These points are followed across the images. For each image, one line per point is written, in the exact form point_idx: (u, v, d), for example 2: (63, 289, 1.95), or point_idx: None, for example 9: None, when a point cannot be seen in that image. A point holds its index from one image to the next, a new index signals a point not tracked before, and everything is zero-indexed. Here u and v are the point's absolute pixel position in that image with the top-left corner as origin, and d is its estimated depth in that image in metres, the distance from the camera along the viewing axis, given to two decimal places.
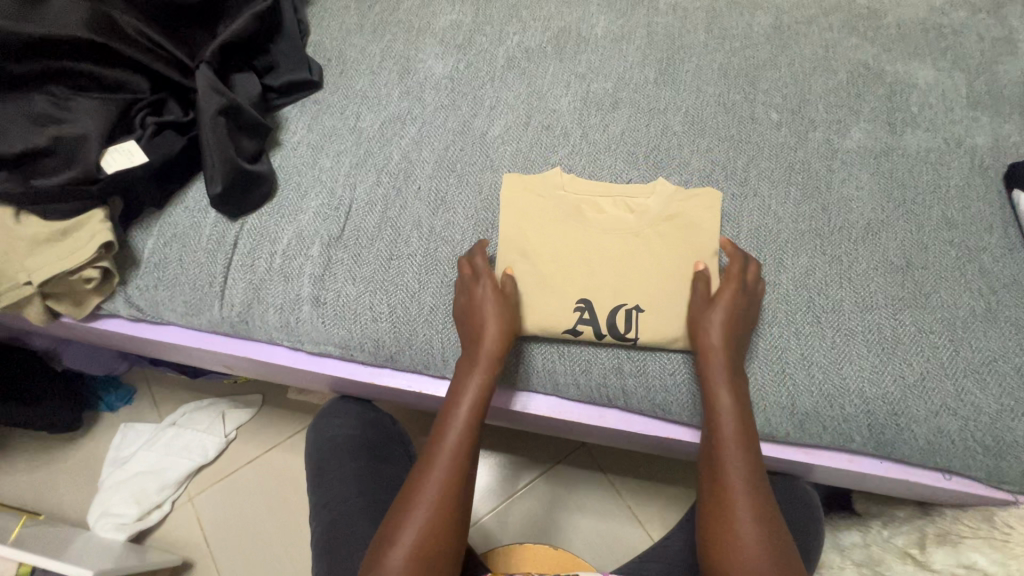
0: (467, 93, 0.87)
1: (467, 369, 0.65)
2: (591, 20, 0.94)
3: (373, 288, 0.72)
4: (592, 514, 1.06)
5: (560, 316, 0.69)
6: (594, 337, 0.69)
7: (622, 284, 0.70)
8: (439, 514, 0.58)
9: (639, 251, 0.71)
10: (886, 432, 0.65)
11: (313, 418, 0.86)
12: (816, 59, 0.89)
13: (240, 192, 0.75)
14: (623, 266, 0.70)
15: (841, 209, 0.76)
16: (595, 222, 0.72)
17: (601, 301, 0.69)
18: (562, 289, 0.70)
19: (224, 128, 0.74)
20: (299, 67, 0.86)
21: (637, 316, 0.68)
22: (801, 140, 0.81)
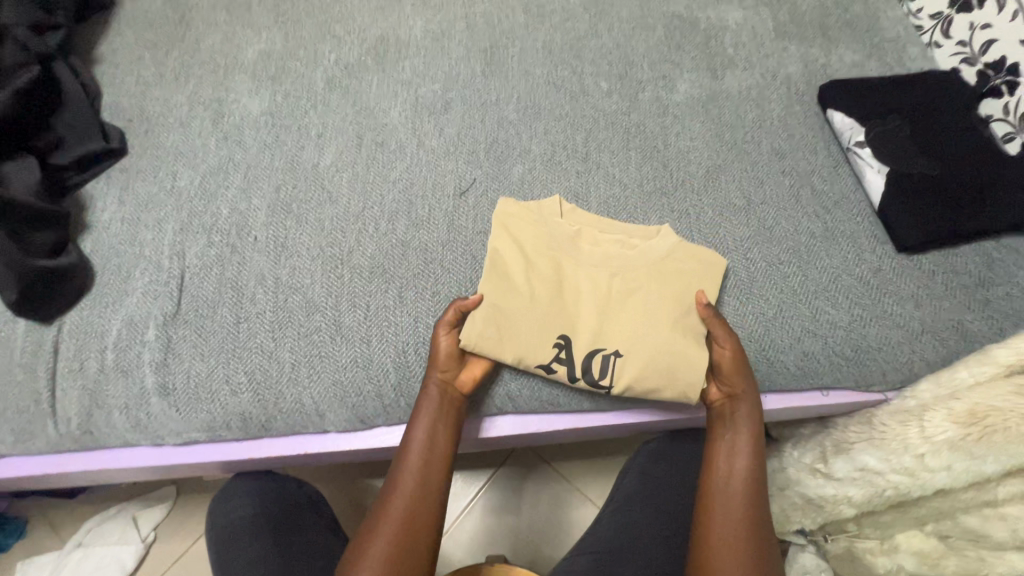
0: (291, 125, 0.81)
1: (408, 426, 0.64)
2: (408, 23, 0.91)
3: (225, 360, 0.66)
4: (538, 510, 1.06)
5: (535, 349, 0.64)
6: (567, 379, 0.64)
7: (606, 325, 0.65)
8: (408, 532, 0.60)
9: (636, 296, 0.66)
10: (760, 369, 0.67)
11: (210, 504, 0.79)
12: (633, 20, 0.90)
13: (46, 295, 0.66)
14: (611, 308, 0.66)
15: (680, 163, 0.77)
16: (586, 257, 0.69)
17: (580, 340, 0.65)
18: (542, 322, 0.65)
19: None
20: (93, 136, 0.77)
21: (614, 361, 0.64)
22: (632, 104, 0.82)
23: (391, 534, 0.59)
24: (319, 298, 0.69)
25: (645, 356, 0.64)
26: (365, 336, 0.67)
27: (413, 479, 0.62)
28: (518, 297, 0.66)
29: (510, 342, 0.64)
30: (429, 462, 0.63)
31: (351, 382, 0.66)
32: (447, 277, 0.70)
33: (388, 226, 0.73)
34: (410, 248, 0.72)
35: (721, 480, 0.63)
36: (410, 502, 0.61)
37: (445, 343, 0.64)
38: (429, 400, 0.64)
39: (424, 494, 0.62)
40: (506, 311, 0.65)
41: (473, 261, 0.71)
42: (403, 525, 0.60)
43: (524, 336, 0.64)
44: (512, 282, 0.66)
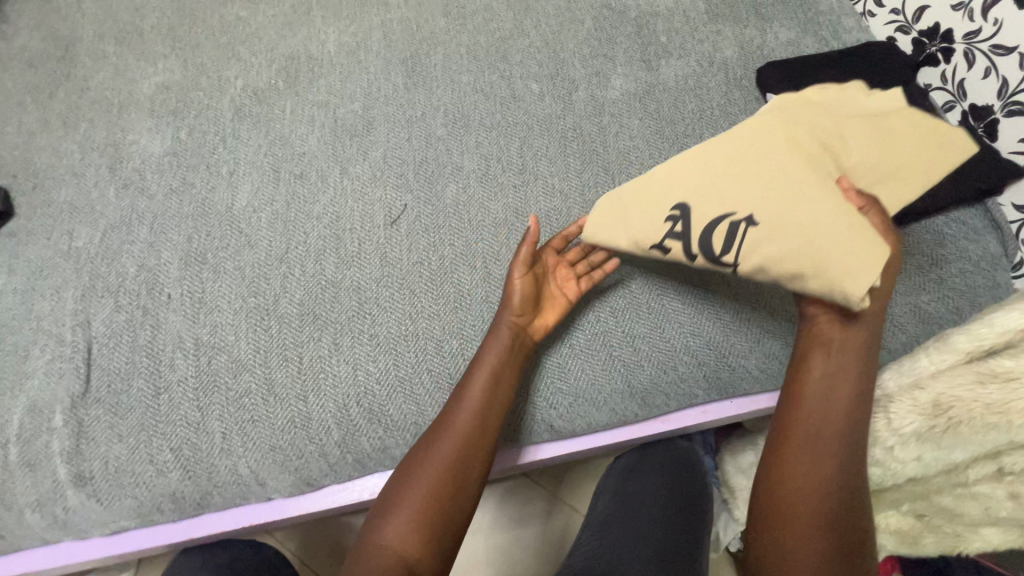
0: (198, 163, 0.74)
1: (471, 372, 0.60)
2: (320, 37, 0.84)
3: (146, 438, 0.60)
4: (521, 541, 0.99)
5: (645, 225, 0.59)
6: (682, 256, 0.58)
7: (752, 195, 0.56)
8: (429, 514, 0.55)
9: (793, 170, 0.55)
10: (722, 377, 0.65)
11: None
12: (560, 14, 0.84)
13: None
14: (761, 180, 0.56)
15: (622, 165, 0.73)
16: (740, 133, 0.60)
17: (704, 208, 0.57)
18: (647, 204, 0.59)
19: None
20: None
21: (745, 232, 0.55)
22: (566, 105, 0.77)
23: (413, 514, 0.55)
24: (246, 355, 0.63)
25: (803, 227, 0.53)
26: (300, 392, 0.62)
27: (469, 416, 0.59)
28: (654, 176, 0.61)
29: (626, 227, 0.60)
30: (471, 437, 0.58)
31: (290, 444, 0.61)
32: (384, 316, 0.65)
33: (316, 266, 0.67)
34: (341, 288, 0.66)
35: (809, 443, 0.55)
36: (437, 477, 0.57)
37: (519, 290, 0.62)
38: (496, 357, 0.60)
39: (456, 474, 0.57)
40: (631, 195, 0.61)
41: (411, 295, 0.66)
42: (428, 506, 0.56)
43: (632, 216, 0.60)
44: (694, 151, 0.61)
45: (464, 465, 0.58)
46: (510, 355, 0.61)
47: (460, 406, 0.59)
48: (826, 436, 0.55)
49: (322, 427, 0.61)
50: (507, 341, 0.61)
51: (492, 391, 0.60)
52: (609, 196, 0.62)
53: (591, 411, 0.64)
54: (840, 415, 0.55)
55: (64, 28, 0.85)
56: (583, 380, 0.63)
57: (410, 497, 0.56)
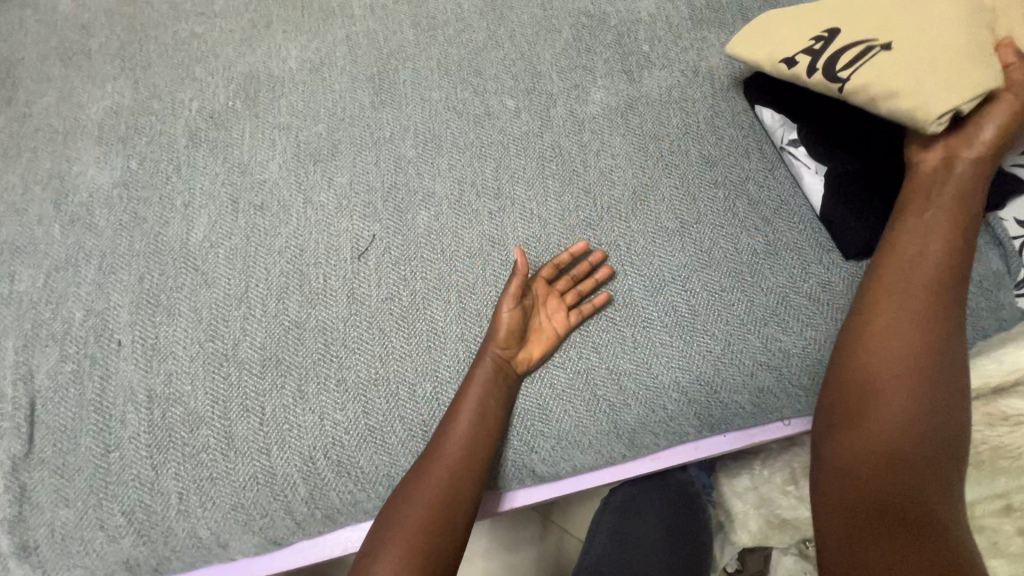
0: (151, 195, 0.69)
1: (463, 390, 0.58)
2: (280, 54, 0.78)
3: (95, 501, 0.56)
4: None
5: (795, 40, 0.60)
6: (806, 73, 0.59)
7: (868, 23, 0.57)
8: (423, 547, 0.52)
9: (931, 16, 0.54)
10: (714, 413, 0.61)
11: None
12: (536, 23, 0.80)
13: None
14: (883, 9, 0.57)
15: (604, 186, 0.69)
16: None
17: (851, 31, 0.57)
18: (799, 30, 0.61)
19: None
20: None
21: (868, 53, 0.55)
22: (544, 122, 0.73)
23: (405, 548, 0.52)
24: (203, 407, 0.59)
25: (903, 61, 0.54)
26: (263, 445, 0.58)
27: (462, 437, 0.56)
28: (801, 13, 0.62)
29: (766, 42, 0.63)
30: (464, 470, 0.56)
31: (253, 503, 0.57)
32: (353, 358, 0.61)
33: (279, 305, 0.63)
34: (306, 329, 0.62)
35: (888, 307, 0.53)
36: (430, 508, 0.54)
37: (510, 319, 0.60)
38: (484, 387, 0.58)
39: (451, 506, 0.54)
40: (794, 20, 0.62)
41: (381, 335, 0.62)
42: (421, 541, 0.52)
43: (781, 35, 0.62)
44: (834, 3, 0.61)
45: (459, 489, 0.55)
46: (505, 370, 0.59)
47: (453, 429, 0.56)
48: (909, 298, 0.52)
49: (287, 482, 0.57)
50: (499, 359, 0.59)
51: (485, 411, 0.57)
52: (795, 14, 0.62)
53: (576, 454, 0.60)
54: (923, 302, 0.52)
55: (4, 50, 0.79)
56: (566, 423, 0.59)
57: (402, 531, 0.53)
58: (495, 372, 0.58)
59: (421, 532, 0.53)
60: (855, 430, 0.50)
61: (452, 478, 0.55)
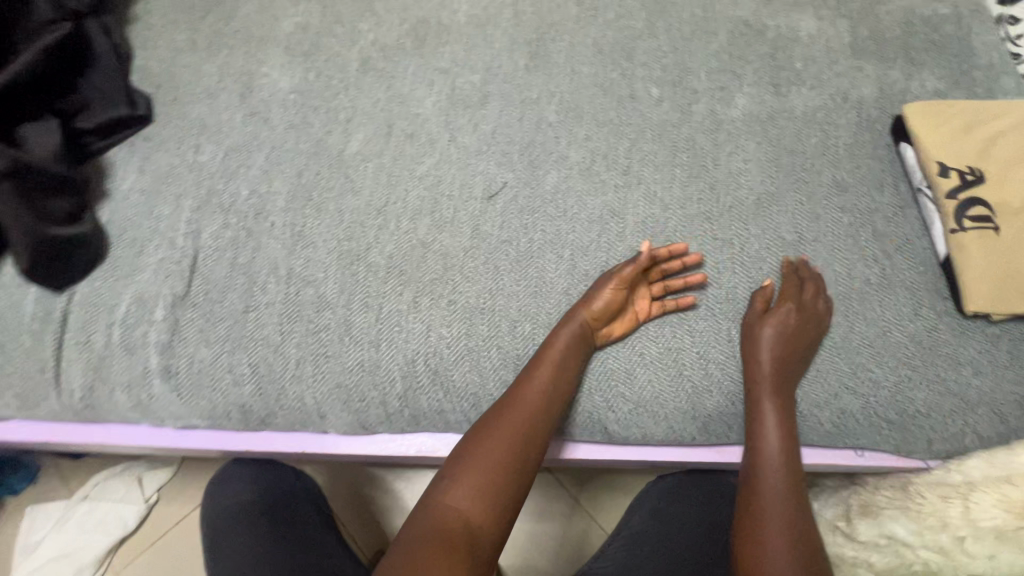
0: (320, 106, 0.77)
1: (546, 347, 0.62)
2: (452, 5, 0.85)
3: (230, 348, 0.65)
4: (530, 547, 0.94)
5: (950, 155, 0.66)
6: (952, 184, 0.65)
7: (999, 160, 0.65)
8: (490, 486, 0.57)
9: None
10: None
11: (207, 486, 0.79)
12: (695, 22, 0.82)
13: (58, 263, 0.64)
14: (1008, 157, 0.65)
15: (730, 187, 0.71)
16: None
17: (992, 173, 0.65)
18: (962, 145, 0.67)
19: (16, 194, 0.61)
20: (116, 102, 0.74)
21: (995, 209, 0.63)
22: (684, 115, 0.76)
23: (474, 482, 0.57)
24: (331, 294, 0.67)
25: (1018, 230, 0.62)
26: (375, 339, 0.65)
27: (540, 391, 0.60)
28: (958, 124, 0.68)
29: (937, 144, 0.67)
30: (535, 425, 0.60)
31: (355, 387, 0.64)
32: (466, 285, 0.67)
33: (410, 224, 0.70)
34: (430, 250, 0.68)
35: (766, 448, 0.59)
36: (501, 451, 0.58)
37: (603, 297, 0.62)
38: (562, 350, 0.61)
39: (517, 454, 0.59)
40: (953, 130, 0.68)
41: (494, 271, 0.67)
42: (490, 480, 0.57)
43: (947, 145, 0.67)
44: (986, 123, 0.68)
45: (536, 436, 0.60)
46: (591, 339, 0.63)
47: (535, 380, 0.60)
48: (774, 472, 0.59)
49: (387, 377, 0.64)
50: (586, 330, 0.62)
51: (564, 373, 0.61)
52: (948, 122, 0.68)
53: (648, 424, 0.63)
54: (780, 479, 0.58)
55: None
56: (647, 392, 0.63)
57: (472, 469, 0.58)
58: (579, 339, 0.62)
59: (495, 467, 0.58)
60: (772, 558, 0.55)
61: (519, 427, 0.59)
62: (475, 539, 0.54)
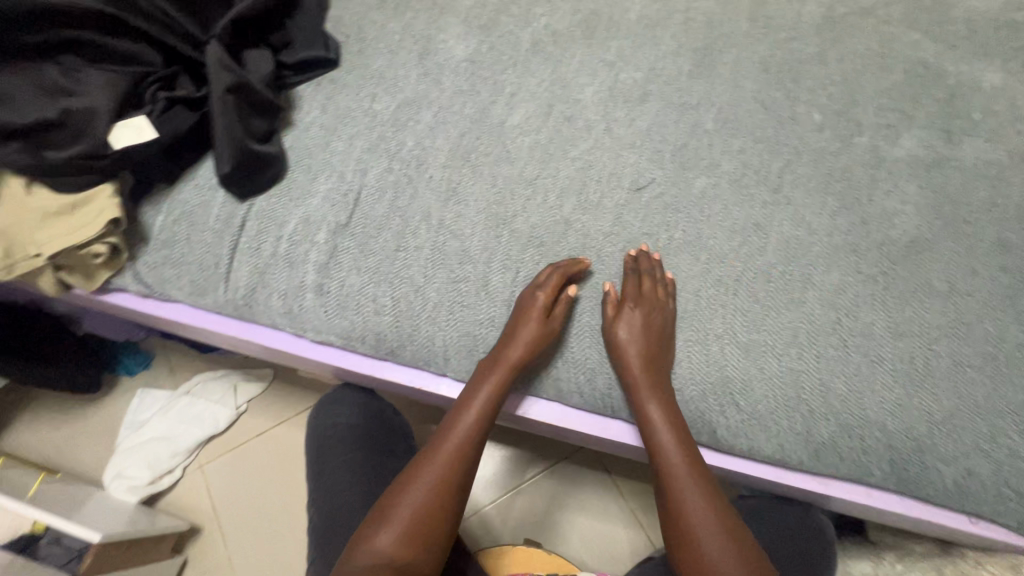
0: (488, 77, 0.82)
1: (477, 382, 0.66)
2: (626, 3, 0.87)
3: (378, 280, 0.71)
4: (575, 537, 1.05)
5: None
6: None
7: None
8: (417, 524, 0.59)
9: None
10: (909, 470, 0.61)
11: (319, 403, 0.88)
12: (869, 56, 0.81)
13: (249, 174, 0.73)
14: None
15: (882, 225, 0.70)
16: None
17: None
18: None
19: (234, 107, 0.70)
20: (316, 43, 0.82)
21: None
22: (844, 145, 0.75)
23: (403, 521, 0.59)
24: (475, 250, 0.71)
25: None
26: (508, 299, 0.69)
27: (444, 461, 0.63)
28: None
29: None
30: (449, 476, 0.62)
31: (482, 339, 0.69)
32: (601, 267, 0.70)
33: (556, 201, 0.73)
34: (572, 229, 0.72)
35: (676, 468, 0.60)
36: (433, 482, 0.62)
37: (527, 334, 0.64)
38: (487, 386, 0.65)
39: (443, 484, 0.62)
40: None
41: (629, 259, 0.70)
42: (414, 517, 0.60)
43: None
44: None
45: (459, 486, 0.63)
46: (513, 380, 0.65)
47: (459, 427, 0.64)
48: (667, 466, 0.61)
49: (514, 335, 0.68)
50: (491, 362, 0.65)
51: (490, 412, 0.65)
52: None
53: (757, 437, 0.63)
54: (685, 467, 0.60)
55: None
56: (762, 406, 0.63)
57: (403, 511, 0.60)
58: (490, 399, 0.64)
59: (427, 501, 0.61)
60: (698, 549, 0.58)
61: (454, 464, 0.63)
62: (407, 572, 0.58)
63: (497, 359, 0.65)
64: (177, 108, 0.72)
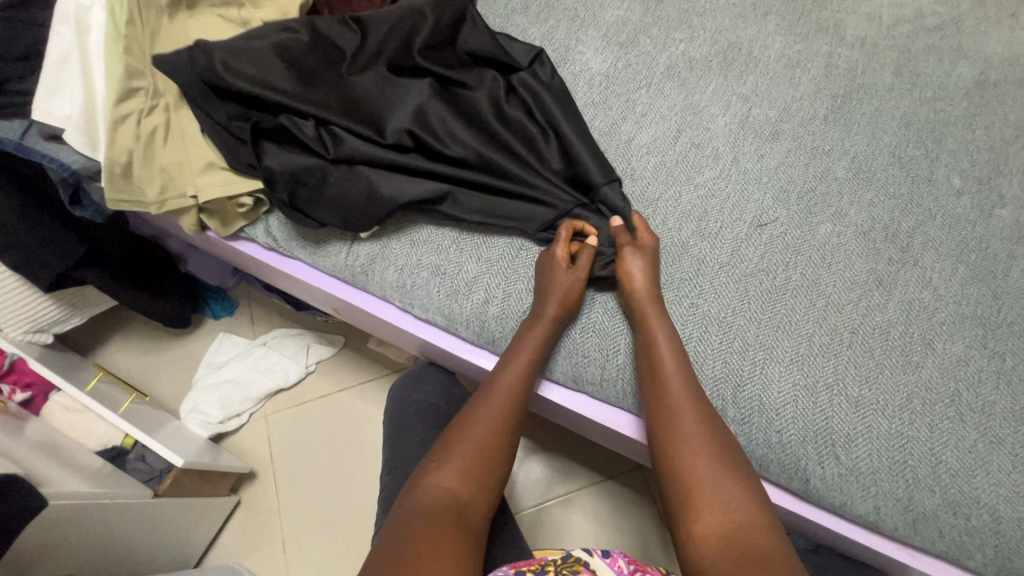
0: (620, 93, 0.84)
1: (511, 356, 0.68)
2: (766, 41, 0.87)
3: (493, 272, 0.74)
4: None
5: None
6: None
7: None
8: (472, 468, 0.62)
9: None
10: (1014, 560, 0.58)
11: (402, 378, 0.93)
12: (1020, 128, 0.78)
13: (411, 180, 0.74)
14: None
15: (1016, 303, 0.67)
16: None
17: None
18: None
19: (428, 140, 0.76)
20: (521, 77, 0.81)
21: None
22: (983, 215, 0.72)
23: (460, 462, 0.62)
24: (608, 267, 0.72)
25: None
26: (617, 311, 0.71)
27: (498, 397, 0.67)
28: None
29: None
30: (494, 421, 0.65)
31: (581, 343, 0.71)
32: (712, 295, 0.70)
33: (675, 225, 0.74)
34: (687, 253, 0.72)
35: (680, 392, 0.62)
36: (487, 433, 0.64)
37: (558, 284, 0.68)
38: (541, 333, 0.68)
39: (501, 442, 0.65)
40: None
41: (742, 291, 0.70)
42: (469, 461, 0.62)
43: None
44: None
45: (504, 424, 0.66)
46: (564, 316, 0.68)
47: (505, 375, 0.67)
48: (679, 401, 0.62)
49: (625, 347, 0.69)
50: (539, 299, 0.69)
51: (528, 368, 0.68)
52: None
53: (854, 494, 0.62)
54: (693, 401, 0.62)
55: None
56: (865, 464, 0.62)
57: (461, 455, 0.63)
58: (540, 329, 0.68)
59: (478, 451, 0.63)
60: (710, 490, 0.57)
61: (497, 408, 0.66)
62: (466, 512, 0.59)
63: (536, 314, 0.69)
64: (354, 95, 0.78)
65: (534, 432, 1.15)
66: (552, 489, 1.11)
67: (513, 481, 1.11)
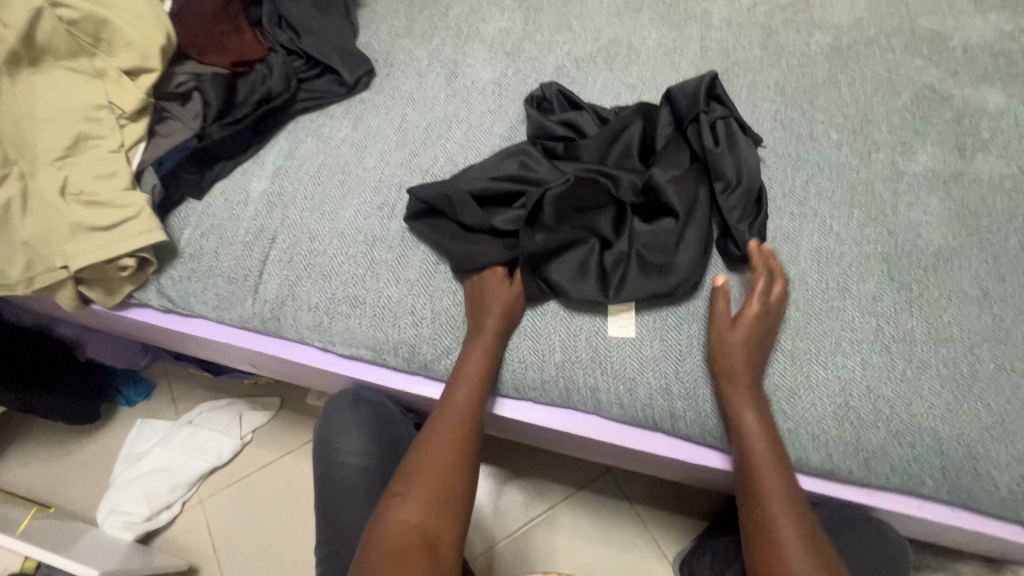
0: (515, 98, 0.84)
1: (458, 376, 0.65)
2: (642, 34, 0.91)
3: (415, 291, 0.70)
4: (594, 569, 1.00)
5: None
6: None
7: None
8: (438, 498, 0.58)
9: None
10: (962, 477, 0.59)
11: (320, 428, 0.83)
12: (877, 80, 0.85)
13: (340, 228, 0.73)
14: None
15: (909, 234, 0.71)
16: None
17: None
18: None
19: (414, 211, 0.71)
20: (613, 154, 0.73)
21: None
22: (863, 161, 0.77)
23: (426, 492, 0.58)
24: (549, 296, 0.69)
25: None
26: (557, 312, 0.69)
27: (454, 422, 0.63)
28: None
29: None
30: (451, 448, 0.61)
31: (515, 349, 0.68)
32: None
33: None
34: None
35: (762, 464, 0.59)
36: (446, 459, 0.61)
37: (498, 305, 0.65)
38: (482, 347, 0.65)
39: (453, 466, 0.60)
40: None
41: None
42: (434, 488, 0.59)
43: None
44: None
45: (464, 448, 0.62)
46: (504, 326, 0.66)
47: (456, 398, 0.64)
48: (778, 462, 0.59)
49: (571, 345, 0.67)
50: (475, 315, 0.66)
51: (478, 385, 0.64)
52: None
53: (805, 447, 0.62)
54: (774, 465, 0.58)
55: None
56: (814, 414, 0.62)
57: (423, 489, 0.58)
58: (486, 342, 0.65)
59: (440, 479, 0.59)
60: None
61: (456, 431, 0.62)
62: (437, 546, 0.56)
63: (477, 330, 0.65)
64: (242, 139, 0.78)
65: (497, 457, 1.09)
66: (524, 513, 1.05)
67: (483, 512, 1.04)
